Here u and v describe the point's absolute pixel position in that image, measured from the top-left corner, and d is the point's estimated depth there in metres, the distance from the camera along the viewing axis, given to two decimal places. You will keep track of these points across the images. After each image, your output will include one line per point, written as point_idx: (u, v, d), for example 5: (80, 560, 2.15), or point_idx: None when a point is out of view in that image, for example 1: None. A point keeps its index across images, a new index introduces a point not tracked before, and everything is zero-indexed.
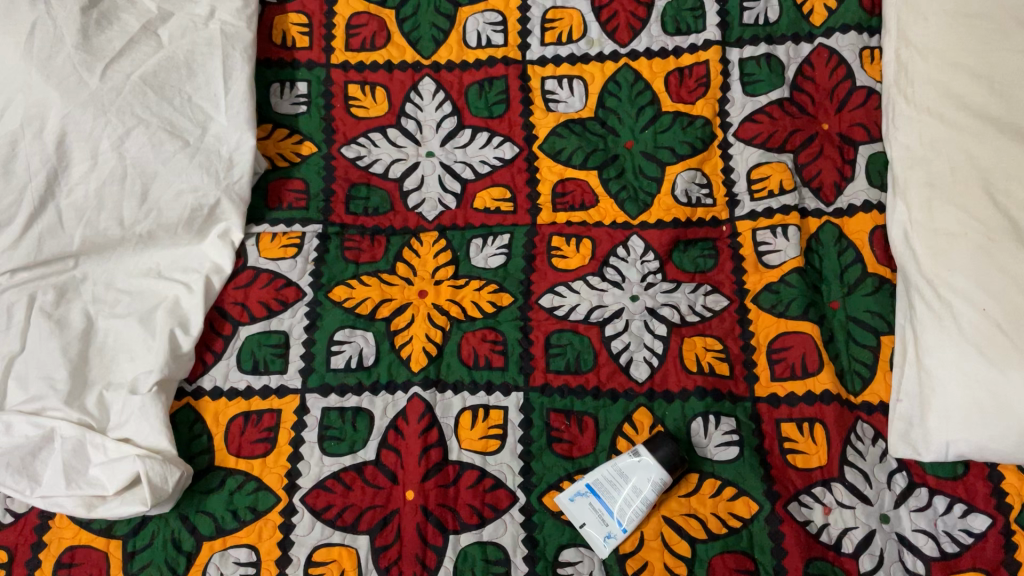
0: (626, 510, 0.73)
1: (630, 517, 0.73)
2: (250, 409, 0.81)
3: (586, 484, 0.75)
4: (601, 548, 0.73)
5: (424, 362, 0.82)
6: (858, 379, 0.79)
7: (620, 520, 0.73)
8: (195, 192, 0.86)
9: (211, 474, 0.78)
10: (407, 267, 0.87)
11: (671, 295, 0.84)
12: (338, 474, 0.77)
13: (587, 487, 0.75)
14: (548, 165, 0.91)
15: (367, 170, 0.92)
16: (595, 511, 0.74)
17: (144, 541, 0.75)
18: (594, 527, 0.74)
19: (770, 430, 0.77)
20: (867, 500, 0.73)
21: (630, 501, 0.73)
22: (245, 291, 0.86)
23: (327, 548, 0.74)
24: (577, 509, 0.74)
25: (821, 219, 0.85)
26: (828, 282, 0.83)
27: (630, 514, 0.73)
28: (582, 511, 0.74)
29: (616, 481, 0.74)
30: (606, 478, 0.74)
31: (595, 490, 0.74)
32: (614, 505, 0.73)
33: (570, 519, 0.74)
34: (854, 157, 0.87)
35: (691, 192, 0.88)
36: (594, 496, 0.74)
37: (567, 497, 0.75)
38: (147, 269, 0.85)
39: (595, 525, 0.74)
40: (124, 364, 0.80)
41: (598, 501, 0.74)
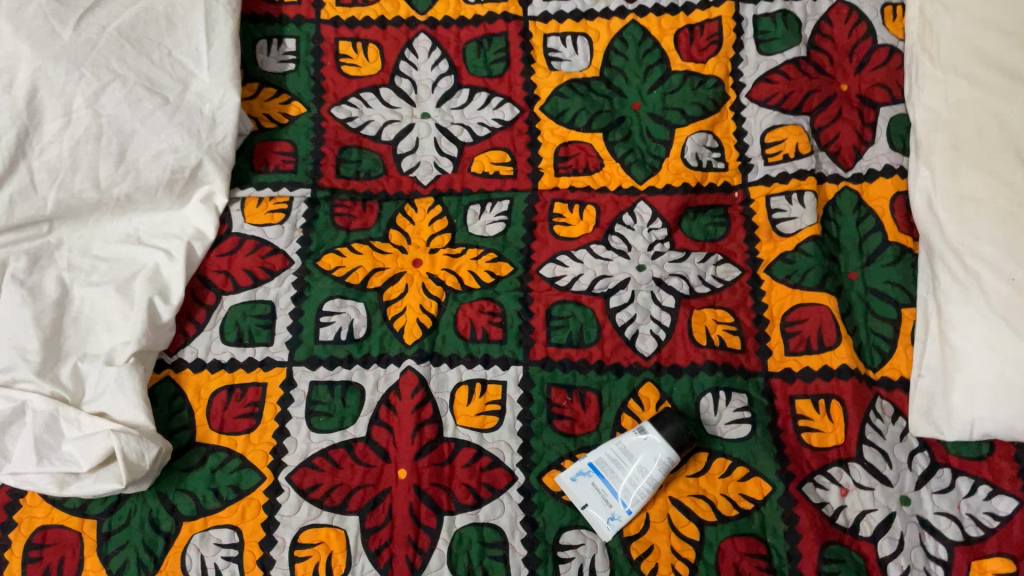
0: (630, 490, 0.69)
1: (635, 498, 0.69)
2: (233, 382, 0.76)
3: (587, 463, 0.71)
4: (605, 530, 0.69)
5: (419, 335, 0.78)
6: (877, 354, 0.74)
7: (624, 500, 0.69)
8: (176, 153, 0.81)
9: (192, 451, 0.74)
10: (400, 235, 0.83)
11: (680, 265, 0.79)
12: (326, 451, 0.73)
13: (588, 467, 0.70)
14: (550, 128, 0.86)
15: (359, 132, 0.87)
16: (597, 492, 0.70)
17: (121, 521, 0.71)
18: (597, 509, 0.69)
19: (784, 408, 0.73)
20: (886, 481, 0.69)
21: (635, 480, 0.69)
22: (229, 258, 0.82)
23: (315, 529, 0.70)
24: (579, 490, 0.70)
25: (839, 185, 0.80)
26: (846, 253, 0.79)
27: (635, 495, 0.69)
28: (585, 492, 0.70)
29: (620, 459, 0.70)
30: (609, 459, 0.70)
31: (597, 470, 0.70)
32: (619, 485, 0.69)
33: (573, 501, 0.70)
34: (875, 120, 0.82)
35: (702, 156, 0.83)
36: (597, 475, 0.70)
37: (568, 477, 0.70)
38: (126, 235, 0.81)
39: (598, 506, 0.69)
40: (101, 335, 0.76)
41: (601, 482, 0.70)
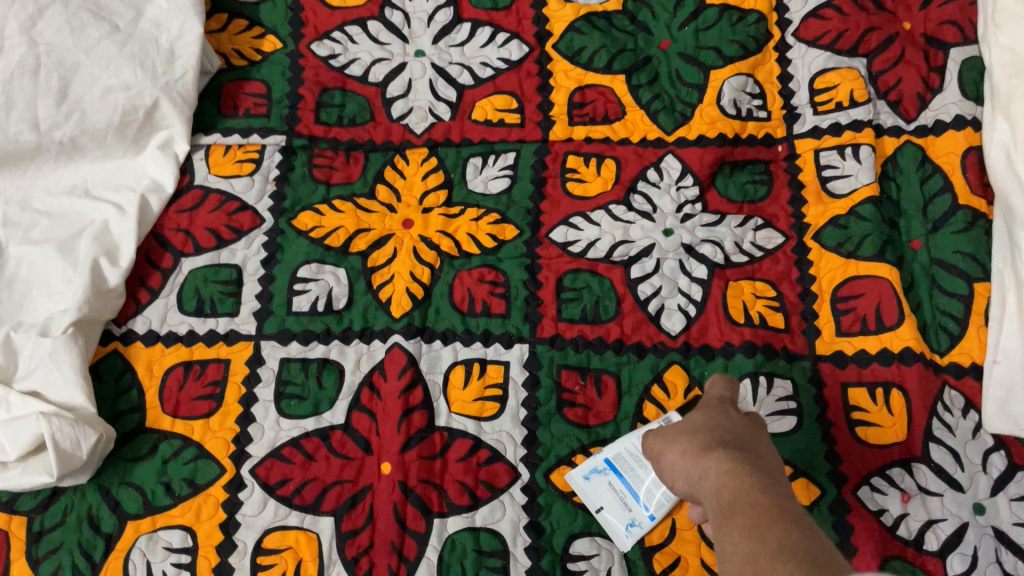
0: (655, 491, 0.58)
1: (659, 501, 0.58)
2: (192, 358, 0.65)
3: (602, 457, 0.60)
4: (623, 539, 0.58)
5: (408, 307, 0.67)
6: (944, 336, 0.63)
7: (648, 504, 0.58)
8: (127, 90, 0.70)
9: (141, 438, 0.63)
10: (389, 191, 0.71)
11: (713, 229, 0.68)
12: (298, 440, 0.63)
13: (604, 463, 0.60)
14: (563, 69, 0.75)
15: (342, 71, 0.75)
16: (614, 492, 0.59)
17: (54, 519, 0.60)
18: (614, 514, 0.59)
19: (835, 398, 0.62)
20: (957, 485, 0.58)
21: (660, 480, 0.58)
22: (190, 215, 0.70)
23: (282, 532, 0.59)
24: (593, 491, 0.59)
25: (900, 139, 0.69)
26: (907, 217, 0.67)
27: (659, 498, 0.58)
28: (600, 493, 0.59)
29: (643, 454, 0.59)
30: (631, 454, 0.60)
31: (614, 467, 0.60)
32: (641, 487, 0.59)
33: (586, 504, 0.60)
34: (943, 64, 0.70)
35: (741, 103, 0.72)
36: (615, 474, 0.59)
37: (581, 475, 0.60)
38: (71, 186, 0.70)
39: (616, 510, 0.59)
40: (38, 301, 0.65)
41: (620, 482, 0.59)
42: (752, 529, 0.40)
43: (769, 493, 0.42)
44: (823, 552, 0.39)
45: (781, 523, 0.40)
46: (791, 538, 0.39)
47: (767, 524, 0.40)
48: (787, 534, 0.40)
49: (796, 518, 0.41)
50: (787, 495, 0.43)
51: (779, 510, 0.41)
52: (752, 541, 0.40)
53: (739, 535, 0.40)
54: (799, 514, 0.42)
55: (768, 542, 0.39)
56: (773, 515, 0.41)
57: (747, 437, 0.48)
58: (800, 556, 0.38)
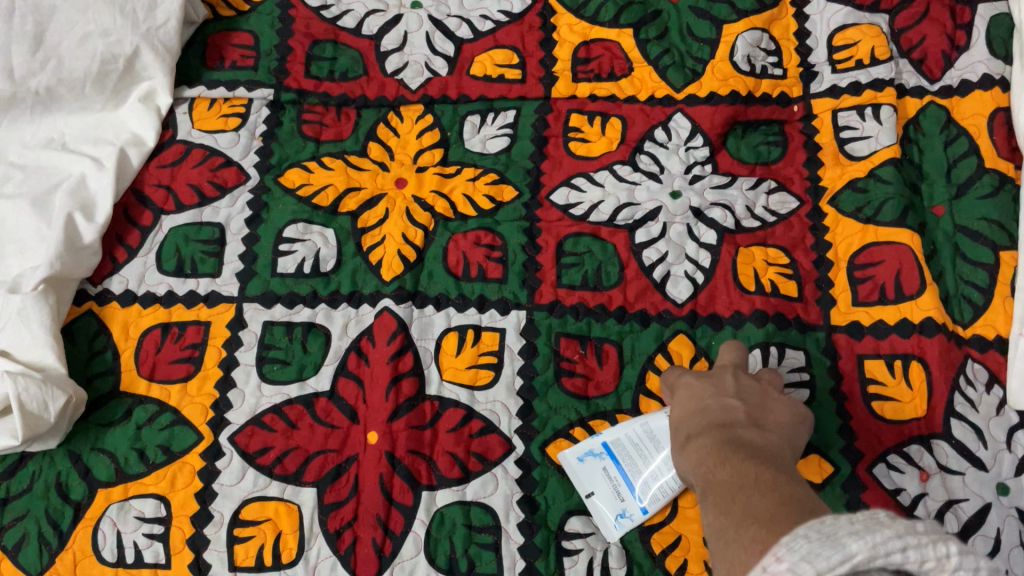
0: (653, 483, 0.54)
1: (654, 496, 0.54)
2: (170, 320, 0.62)
3: (601, 439, 0.56)
4: (611, 529, 0.54)
5: (399, 270, 0.63)
6: (967, 307, 0.59)
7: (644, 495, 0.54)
8: (106, 37, 0.66)
9: (114, 403, 0.60)
10: (382, 148, 0.68)
11: (723, 192, 0.64)
12: (280, 408, 0.59)
13: (602, 446, 0.56)
14: (568, 24, 0.71)
15: (335, 23, 0.72)
16: (610, 478, 0.55)
17: (21, 486, 0.57)
18: (606, 500, 0.55)
19: (850, 370, 0.58)
20: (979, 464, 0.55)
21: (659, 474, 0.54)
22: (172, 171, 0.67)
23: (261, 504, 0.56)
24: (587, 473, 0.55)
25: (923, 100, 0.65)
26: (930, 181, 0.63)
27: (654, 492, 0.54)
28: (593, 477, 0.55)
29: (644, 445, 0.55)
30: (634, 441, 0.55)
31: (613, 452, 0.55)
32: (637, 477, 0.54)
33: (575, 485, 0.56)
34: (971, 20, 0.66)
35: (755, 60, 0.68)
36: (611, 459, 0.55)
37: (575, 456, 0.56)
38: (48, 139, 0.67)
39: (608, 497, 0.55)
40: (9, 259, 0.61)
41: (615, 468, 0.55)
42: (719, 511, 0.40)
43: (734, 464, 0.42)
44: (790, 506, 0.38)
45: (748, 489, 0.40)
46: (754, 502, 0.39)
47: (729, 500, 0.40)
48: (747, 500, 0.39)
49: (765, 475, 0.40)
50: (761, 456, 0.42)
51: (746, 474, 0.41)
52: (722, 520, 0.39)
53: (714, 517, 0.40)
54: (769, 472, 0.41)
55: (735, 514, 0.39)
56: (739, 484, 0.40)
57: (717, 400, 0.47)
58: (762, 516, 0.37)
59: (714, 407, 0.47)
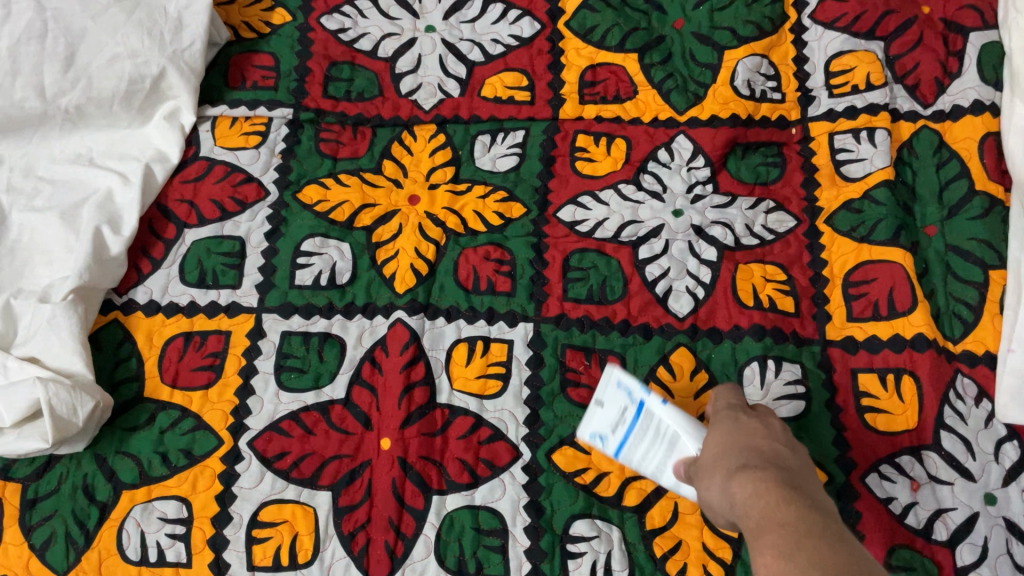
0: (633, 451, 0.56)
1: (628, 458, 0.56)
2: (192, 329, 0.65)
3: (648, 394, 0.56)
4: (583, 434, 0.58)
5: (412, 283, 0.66)
6: (957, 324, 0.62)
7: (618, 451, 0.56)
8: (134, 58, 0.69)
9: (138, 408, 0.62)
10: (396, 166, 0.71)
11: (724, 211, 0.67)
12: (297, 414, 0.62)
13: (640, 397, 0.57)
14: (575, 47, 0.74)
15: (352, 46, 0.75)
16: (620, 415, 0.57)
17: (49, 487, 0.59)
18: (598, 423, 0.57)
19: (844, 383, 0.61)
20: (968, 474, 0.57)
21: (646, 456, 0.56)
22: (195, 186, 0.70)
23: (278, 506, 0.59)
24: (613, 392, 0.58)
25: (916, 123, 0.68)
26: (922, 202, 0.66)
27: (631, 458, 0.56)
28: (613, 400, 0.58)
29: (661, 437, 0.55)
30: (662, 424, 0.55)
31: (641, 412, 0.56)
32: (633, 438, 0.56)
33: (599, 390, 0.58)
34: (962, 48, 0.69)
35: (755, 84, 0.71)
36: (636, 408, 0.56)
37: (620, 380, 0.57)
38: (76, 155, 0.70)
39: (601, 424, 0.57)
40: (39, 269, 0.65)
41: (631, 416, 0.57)
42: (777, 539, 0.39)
43: (796, 508, 0.41)
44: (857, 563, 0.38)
45: (810, 536, 0.39)
46: (821, 549, 0.38)
47: (793, 534, 0.39)
48: (815, 541, 0.39)
49: (826, 526, 0.40)
50: (818, 507, 0.42)
51: (809, 520, 0.40)
52: (781, 561, 0.38)
53: (768, 556, 0.39)
54: (831, 525, 0.40)
55: (796, 557, 0.38)
56: (803, 528, 0.40)
57: (770, 445, 0.48)
58: (831, 565, 0.37)
59: (767, 451, 0.47)
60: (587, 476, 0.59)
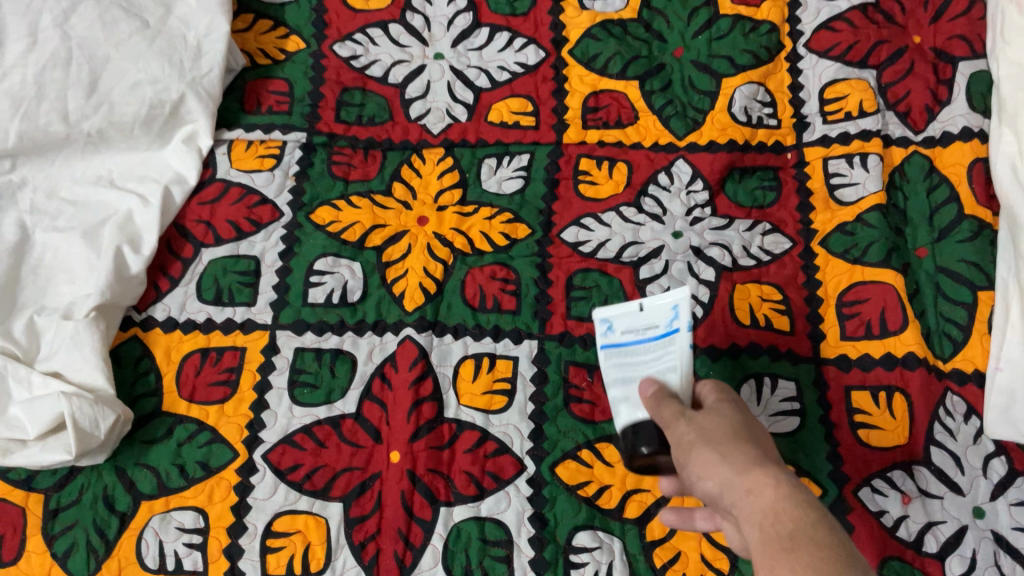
0: (618, 358, 0.54)
1: (608, 359, 0.54)
2: (208, 345, 0.67)
3: (685, 332, 0.52)
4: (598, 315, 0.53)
5: (421, 301, 0.69)
6: (948, 342, 0.64)
7: (604, 348, 0.54)
8: (155, 84, 0.72)
9: (157, 422, 0.64)
10: (405, 189, 0.73)
11: (721, 233, 0.69)
12: (310, 428, 0.64)
13: (678, 328, 0.52)
14: (579, 74, 0.76)
15: (363, 72, 0.77)
16: (646, 326, 0.52)
17: (71, 497, 0.62)
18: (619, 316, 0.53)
19: (838, 400, 0.63)
20: (957, 489, 0.59)
21: (624, 372, 0.54)
22: (212, 207, 0.72)
23: (292, 516, 0.61)
24: (659, 305, 0.52)
25: (908, 149, 0.70)
26: (913, 225, 0.68)
27: (610, 362, 0.54)
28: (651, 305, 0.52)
29: (655, 370, 0.53)
30: (673, 360, 0.53)
31: (666, 339, 0.52)
32: (631, 352, 0.53)
33: (653, 296, 0.53)
34: (952, 76, 0.71)
35: (752, 110, 0.73)
36: (664, 334, 0.52)
37: (677, 305, 0.52)
38: (97, 177, 0.72)
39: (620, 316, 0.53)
40: (61, 287, 0.67)
41: (653, 335, 0.52)
42: (813, 542, 0.36)
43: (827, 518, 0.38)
44: None
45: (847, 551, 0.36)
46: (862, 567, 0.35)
47: (825, 540, 0.37)
48: (847, 554, 0.36)
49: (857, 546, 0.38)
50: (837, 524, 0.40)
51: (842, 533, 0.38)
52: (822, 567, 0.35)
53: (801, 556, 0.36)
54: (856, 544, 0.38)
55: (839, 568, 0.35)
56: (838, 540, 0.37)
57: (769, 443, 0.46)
58: None
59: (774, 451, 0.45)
60: (589, 489, 0.61)
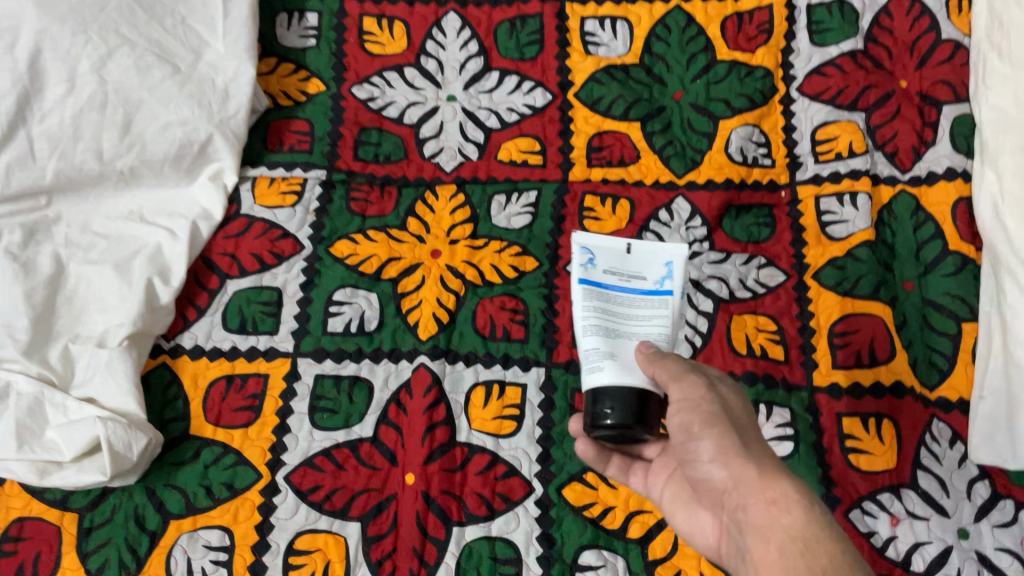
0: (601, 297, 0.56)
1: (591, 297, 0.56)
2: (233, 372, 0.71)
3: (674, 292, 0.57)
4: (583, 253, 0.58)
5: (434, 330, 0.72)
6: (934, 372, 0.68)
7: (581, 273, 0.57)
8: (185, 126, 0.76)
9: (184, 444, 0.68)
10: (419, 223, 0.77)
11: (719, 266, 0.73)
12: (329, 451, 0.68)
13: (668, 287, 0.57)
14: (584, 116, 0.80)
15: (380, 113, 0.81)
16: (637, 277, 0.57)
17: (103, 517, 0.65)
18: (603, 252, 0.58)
19: (829, 426, 0.66)
20: (942, 511, 0.63)
21: (603, 312, 0.55)
22: (236, 241, 0.76)
23: (312, 535, 0.64)
24: (653, 263, 0.58)
25: (895, 188, 0.74)
26: (901, 260, 0.72)
27: (591, 299, 0.56)
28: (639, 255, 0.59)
29: (635, 318, 0.56)
30: (656, 313, 0.56)
31: (655, 293, 0.57)
32: (617, 298, 0.56)
33: (643, 251, 0.59)
34: (937, 119, 0.75)
35: (747, 151, 0.77)
36: (653, 288, 0.57)
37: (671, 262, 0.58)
38: (128, 212, 0.76)
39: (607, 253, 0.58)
40: (95, 316, 0.71)
41: (642, 286, 0.57)
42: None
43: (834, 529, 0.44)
44: None
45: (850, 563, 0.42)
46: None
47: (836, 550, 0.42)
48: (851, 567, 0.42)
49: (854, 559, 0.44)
50: None
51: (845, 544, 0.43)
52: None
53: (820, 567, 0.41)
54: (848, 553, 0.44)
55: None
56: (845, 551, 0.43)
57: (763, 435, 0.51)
58: None
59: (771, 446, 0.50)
60: (594, 510, 0.65)
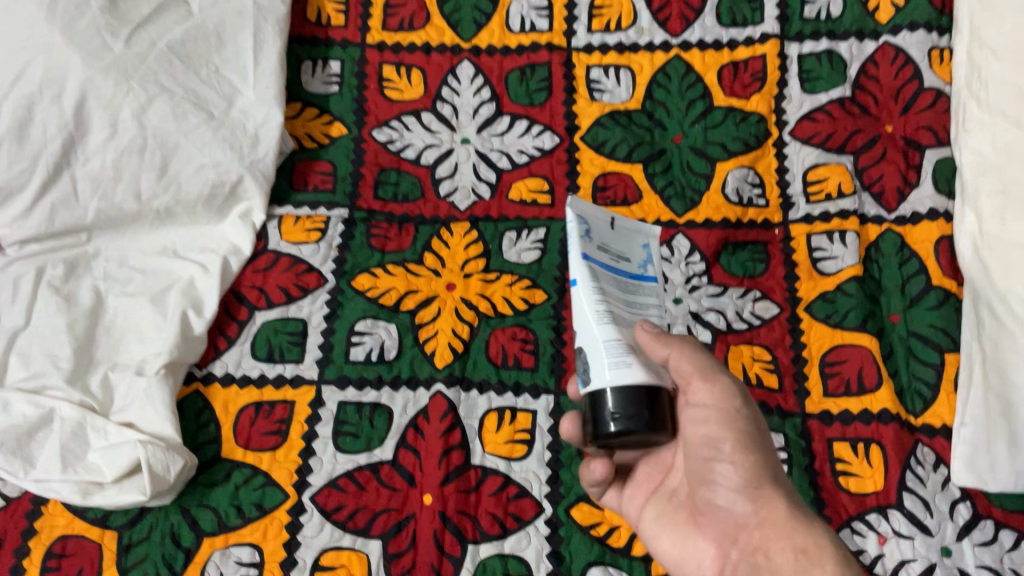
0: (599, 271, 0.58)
1: (592, 270, 0.57)
2: (261, 399, 0.76)
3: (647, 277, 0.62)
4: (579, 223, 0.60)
5: (449, 359, 0.77)
6: (919, 400, 0.72)
7: (586, 246, 0.58)
8: (218, 168, 0.81)
9: (217, 466, 0.73)
10: (435, 258, 0.82)
11: (717, 300, 0.78)
12: (352, 472, 0.72)
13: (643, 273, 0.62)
14: (589, 158, 0.86)
15: (399, 155, 0.87)
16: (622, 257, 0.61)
17: (141, 534, 0.70)
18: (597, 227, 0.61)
19: (821, 450, 0.71)
20: (927, 530, 0.67)
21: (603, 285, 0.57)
22: (264, 275, 0.82)
23: (337, 552, 0.69)
24: (632, 248, 0.62)
25: (882, 226, 0.79)
26: (887, 294, 0.77)
27: (593, 272, 0.57)
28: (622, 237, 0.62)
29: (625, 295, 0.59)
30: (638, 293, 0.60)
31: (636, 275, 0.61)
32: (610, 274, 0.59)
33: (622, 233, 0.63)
34: (920, 162, 0.81)
35: (743, 191, 0.82)
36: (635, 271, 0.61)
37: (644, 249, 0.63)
38: (162, 248, 0.82)
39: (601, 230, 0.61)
40: (132, 346, 0.76)
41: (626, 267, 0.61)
42: None
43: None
44: None
45: None
46: None
47: None
48: None
49: None
50: None
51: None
52: None
53: None
54: None
55: None
56: None
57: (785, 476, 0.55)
58: None
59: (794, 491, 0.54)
60: (601, 529, 0.69)
